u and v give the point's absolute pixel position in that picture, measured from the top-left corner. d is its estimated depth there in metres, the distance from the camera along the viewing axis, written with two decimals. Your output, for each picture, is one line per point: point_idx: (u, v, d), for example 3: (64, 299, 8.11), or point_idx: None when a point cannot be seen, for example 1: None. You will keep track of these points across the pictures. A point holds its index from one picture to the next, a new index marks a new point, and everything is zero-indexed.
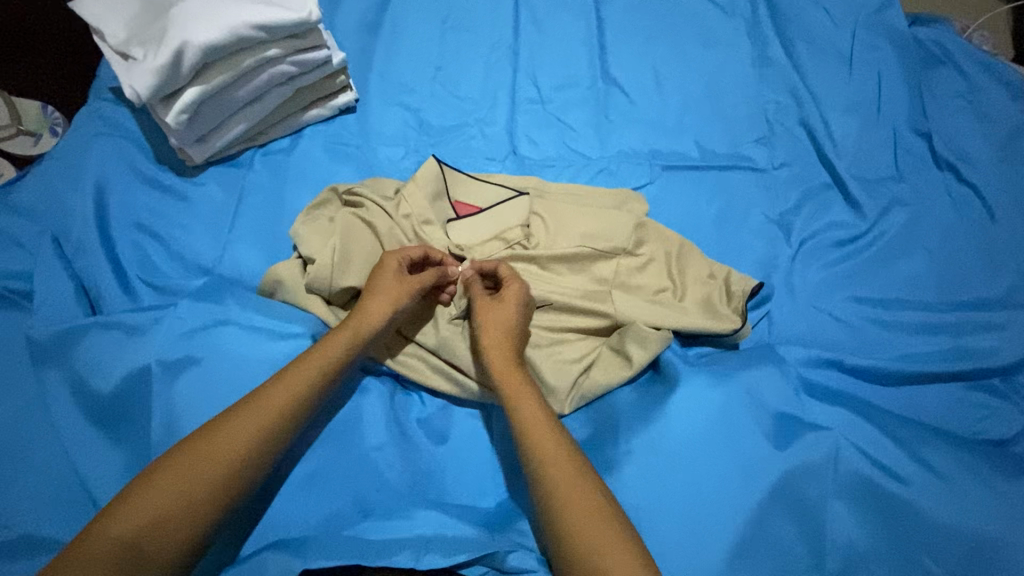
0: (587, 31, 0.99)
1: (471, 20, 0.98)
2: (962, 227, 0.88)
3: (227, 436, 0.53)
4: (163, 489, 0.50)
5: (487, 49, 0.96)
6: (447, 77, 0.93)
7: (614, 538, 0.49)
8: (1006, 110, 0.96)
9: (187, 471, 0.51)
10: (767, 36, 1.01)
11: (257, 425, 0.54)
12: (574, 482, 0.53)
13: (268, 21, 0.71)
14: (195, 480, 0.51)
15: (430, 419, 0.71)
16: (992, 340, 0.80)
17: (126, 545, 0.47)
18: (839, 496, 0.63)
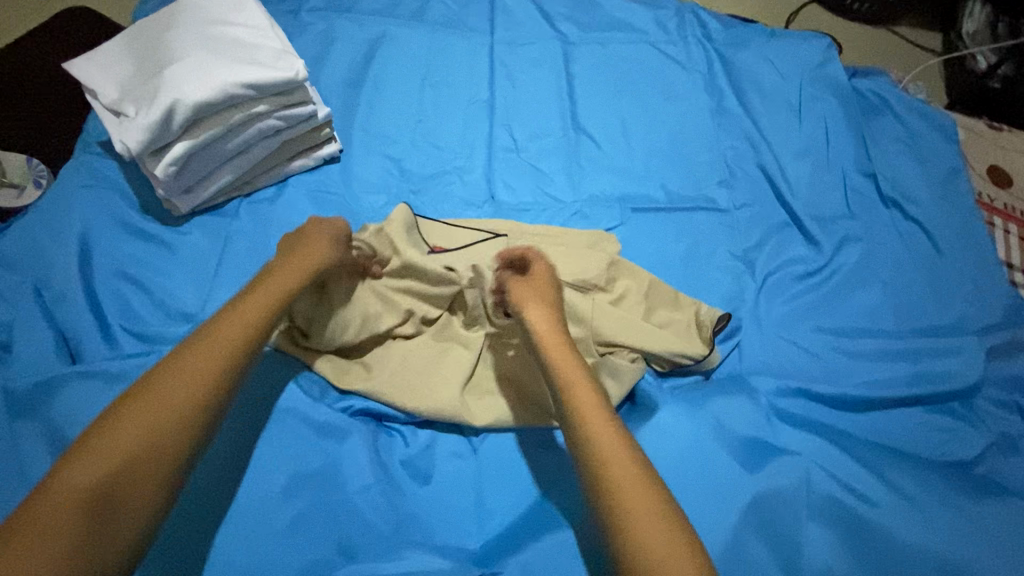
0: (556, 86, 1.06)
1: (449, 77, 1.05)
2: (913, 258, 0.93)
3: (171, 380, 0.53)
4: (118, 435, 0.49)
5: (465, 103, 1.03)
6: (426, 130, 0.99)
7: (677, 547, 0.49)
8: (940, 152, 1.04)
9: (134, 421, 0.50)
10: (722, 89, 1.09)
11: (207, 359, 0.55)
12: (640, 490, 0.52)
13: (256, 80, 0.75)
14: (133, 433, 0.49)
15: (413, 460, 0.72)
16: (949, 365, 0.84)
17: (85, 497, 0.46)
18: (816, 522, 0.65)
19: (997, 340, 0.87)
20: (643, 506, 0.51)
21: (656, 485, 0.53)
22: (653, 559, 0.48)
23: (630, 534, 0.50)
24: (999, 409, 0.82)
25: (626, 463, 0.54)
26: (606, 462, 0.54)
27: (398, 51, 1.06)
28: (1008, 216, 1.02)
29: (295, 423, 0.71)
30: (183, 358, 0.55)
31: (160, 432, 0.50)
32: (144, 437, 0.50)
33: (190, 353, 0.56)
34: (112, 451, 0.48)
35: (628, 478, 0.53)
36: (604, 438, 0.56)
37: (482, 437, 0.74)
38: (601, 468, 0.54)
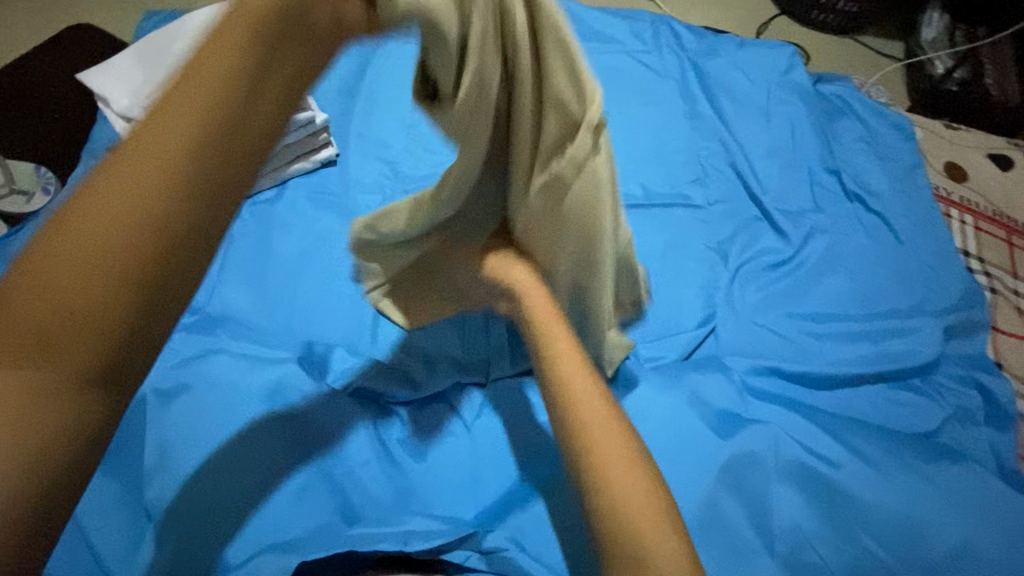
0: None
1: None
2: (875, 247, 1.00)
3: (124, 174, 0.32)
4: (72, 246, 0.31)
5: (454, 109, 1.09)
6: (419, 135, 1.05)
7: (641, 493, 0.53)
8: (899, 150, 1.12)
9: (88, 229, 0.31)
10: (695, 94, 1.16)
11: (176, 149, 0.32)
12: (611, 436, 0.57)
13: None
14: (66, 277, 0.30)
15: (411, 438, 0.76)
16: (909, 344, 0.90)
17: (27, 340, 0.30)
18: (784, 484, 0.70)
19: (954, 320, 0.93)
20: (628, 478, 0.54)
21: (624, 431, 0.58)
22: (621, 503, 0.53)
23: (601, 479, 0.54)
24: (957, 384, 0.88)
25: (600, 413, 0.59)
26: (594, 435, 0.57)
27: (391, 62, 1.12)
28: (964, 207, 1.09)
29: (293, 402, 0.73)
30: (158, 120, 0.33)
31: (92, 293, 0.31)
32: (127, 239, 0.31)
33: (171, 103, 0.33)
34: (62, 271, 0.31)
35: (625, 472, 0.55)
36: (592, 408, 0.59)
37: (475, 418, 0.79)
38: (573, 416, 0.59)
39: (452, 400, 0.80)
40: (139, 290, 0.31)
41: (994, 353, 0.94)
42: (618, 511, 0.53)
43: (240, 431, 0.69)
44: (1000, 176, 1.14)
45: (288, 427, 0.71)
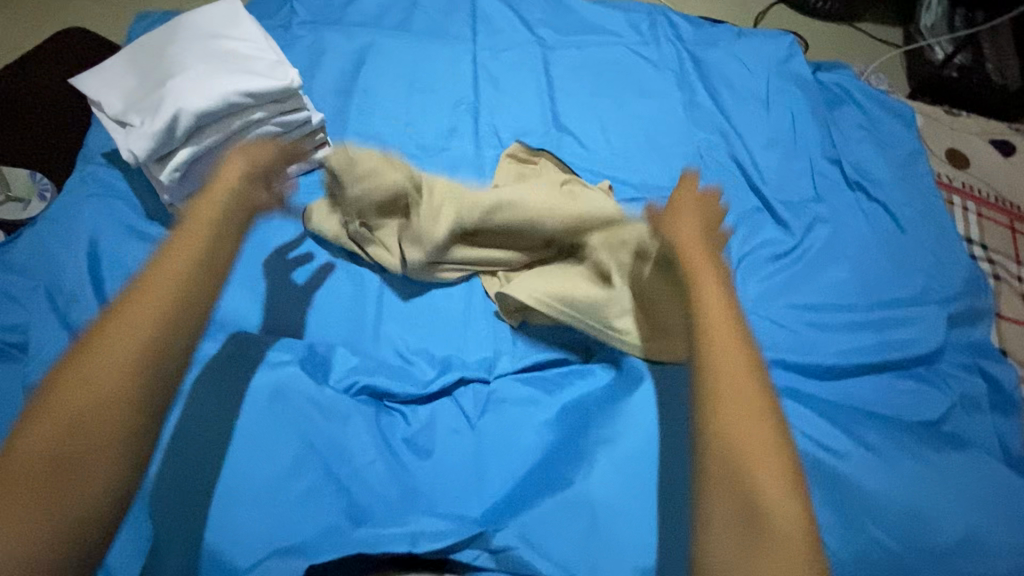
0: (537, 87, 1.12)
1: (436, 82, 1.10)
2: (877, 236, 0.99)
3: (115, 326, 0.48)
4: (74, 385, 0.45)
5: (450, 105, 1.08)
6: (416, 132, 1.04)
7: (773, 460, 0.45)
8: (899, 137, 1.11)
9: (92, 370, 0.45)
10: (694, 85, 1.15)
11: (155, 306, 0.49)
12: (751, 394, 0.48)
13: (253, 89, 0.80)
14: (68, 403, 0.44)
15: (414, 437, 0.76)
16: (913, 333, 0.89)
17: (56, 456, 0.42)
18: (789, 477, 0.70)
19: (958, 308, 0.92)
20: (750, 432, 0.46)
21: (762, 389, 0.49)
22: (745, 465, 0.45)
23: (709, 433, 0.47)
24: (962, 371, 0.87)
25: (735, 364, 0.50)
26: (728, 377, 0.49)
27: (386, 59, 1.11)
28: (966, 194, 1.09)
29: (297, 404, 0.73)
30: (148, 288, 0.50)
31: (90, 417, 0.44)
32: (126, 376, 0.46)
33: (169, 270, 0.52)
34: (70, 403, 0.44)
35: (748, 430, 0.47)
36: (722, 352, 0.50)
37: (480, 415, 0.79)
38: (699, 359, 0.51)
39: (456, 397, 0.80)
40: (147, 364, 0.47)
41: (998, 340, 0.94)
42: (745, 480, 0.45)
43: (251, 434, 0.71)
44: (1001, 162, 1.14)
45: (292, 429, 0.72)
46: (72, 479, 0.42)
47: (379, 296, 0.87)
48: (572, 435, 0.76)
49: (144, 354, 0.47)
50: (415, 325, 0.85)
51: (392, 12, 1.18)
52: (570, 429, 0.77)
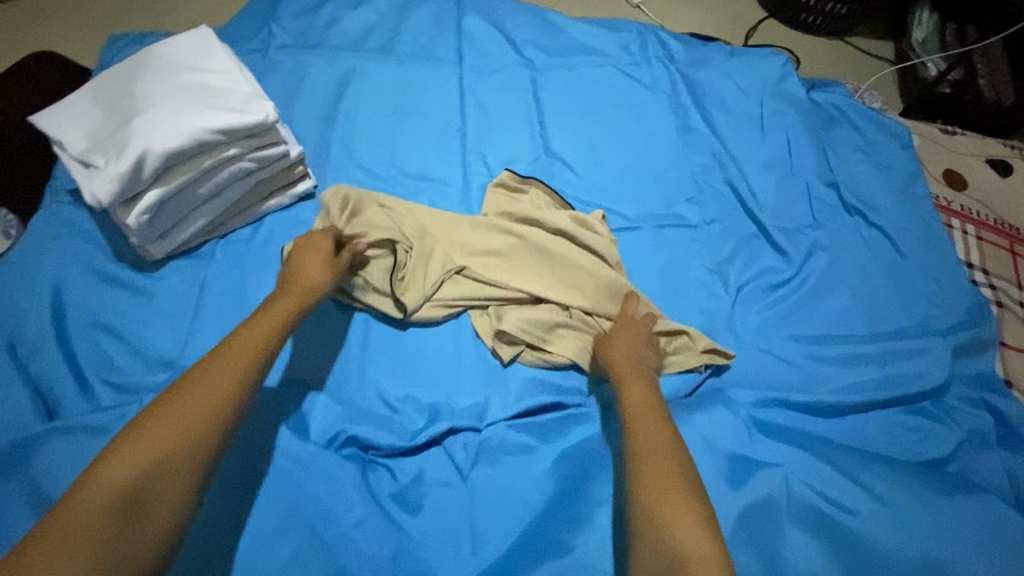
0: (525, 112, 1.08)
1: (420, 106, 1.06)
2: (878, 263, 0.97)
3: (201, 382, 0.56)
4: (159, 432, 0.51)
5: (436, 132, 1.04)
6: (400, 161, 1.00)
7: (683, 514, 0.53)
8: (896, 159, 1.09)
9: (174, 422, 0.52)
10: (687, 107, 1.12)
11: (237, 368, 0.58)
12: (666, 458, 0.59)
13: (225, 125, 0.75)
14: (153, 449, 0.50)
15: (403, 493, 0.72)
16: (918, 366, 0.87)
17: (132, 492, 0.47)
18: (797, 528, 0.67)
19: (962, 339, 0.90)
20: (663, 486, 0.56)
21: (678, 455, 0.60)
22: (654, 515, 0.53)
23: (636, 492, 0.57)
24: (968, 406, 0.85)
25: (660, 435, 0.62)
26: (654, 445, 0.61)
27: (369, 83, 1.07)
28: (965, 217, 1.07)
29: (278, 463, 0.70)
30: (238, 345, 0.61)
31: (173, 462, 0.50)
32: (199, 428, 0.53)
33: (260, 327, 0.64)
34: (151, 450, 0.50)
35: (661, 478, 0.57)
36: (649, 430, 0.63)
37: (471, 466, 0.75)
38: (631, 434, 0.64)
39: (447, 447, 0.76)
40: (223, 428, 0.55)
41: (1002, 370, 0.92)
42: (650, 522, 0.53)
43: (230, 493, 0.67)
44: (999, 183, 1.12)
45: (272, 488, 0.68)
46: (146, 516, 0.48)
47: (364, 341, 0.83)
48: (569, 488, 0.72)
49: (218, 408, 0.54)
50: (403, 369, 0.81)
51: (374, 33, 1.14)
52: (568, 481, 0.73)
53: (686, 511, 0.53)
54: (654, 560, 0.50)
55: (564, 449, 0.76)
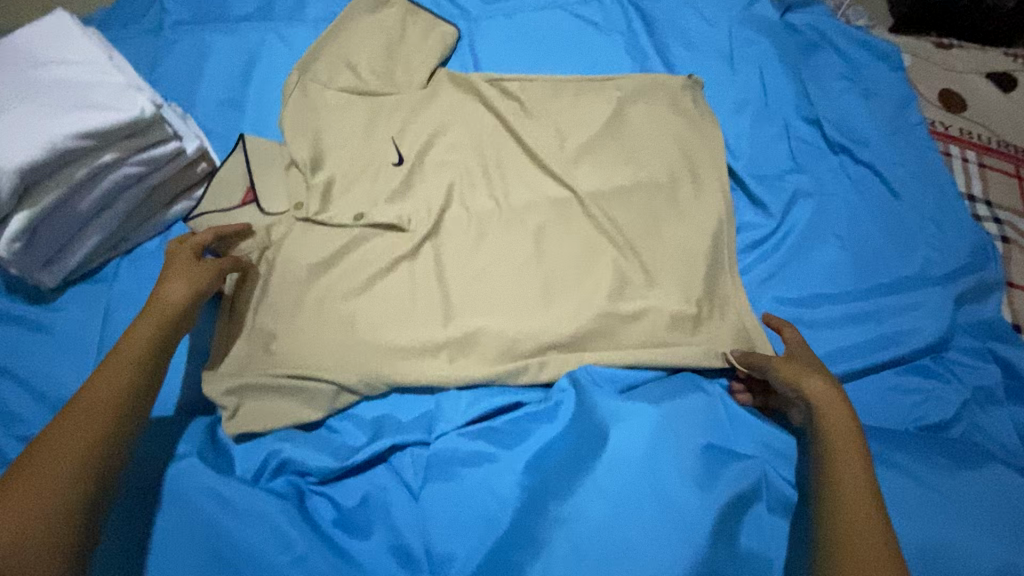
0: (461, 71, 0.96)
1: (339, 61, 0.89)
2: (869, 206, 0.86)
3: (74, 418, 0.54)
4: (69, 430, 0.53)
5: (351, 98, 0.86)
6: (320, 132, 0.84)
7: (870, 515, 0.52)
8: (885, 82, 0.96)
9: (70, 430, 0.53)
10: (646, 47, 0.99)
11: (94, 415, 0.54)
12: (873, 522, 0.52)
13: (93, 128, 0.65)
14: (96, 404, 0.55)
15: (349, 517, 0.66)
16: (913, 321, 0.78)
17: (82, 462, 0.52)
18: (764, 519, 0.63)
19: (962, 286, 0.81)
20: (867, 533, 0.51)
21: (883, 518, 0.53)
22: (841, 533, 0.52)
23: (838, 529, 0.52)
24: (972, 359, 0.77)
25: (857, 468, 0.56)
26: (841, 507, 0.54)
27: (281, 55, 0.94)
28: (965, 142, 0.96)
29: (190, 501, 0.62)
30: (107, 374, 0.57)
31: (64, 473, 0.51)
32: (96, 411, 0.55)
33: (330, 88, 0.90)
34: (78, 436, 0.53)
35: (852, 488, 0.55)
36: (847, 477, 0.56)
37: (423, 483, 0.68)
38: (832, 477, 0.56)
39: (394, 465, 0.70)
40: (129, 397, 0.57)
41: (1010, 314, 0.83)
42: None
43: (144, 538, 0.60)
44: (1001, 100, 1.00)
45: (181, 532, 0.60)
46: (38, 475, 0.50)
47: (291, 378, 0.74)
48: (533, 500, 0.64)
49: (108, 407, 0.55)
50: None
51: None
52: (530, 493, 0.65)
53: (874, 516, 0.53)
54: None
55: (524, 457, 0.68)
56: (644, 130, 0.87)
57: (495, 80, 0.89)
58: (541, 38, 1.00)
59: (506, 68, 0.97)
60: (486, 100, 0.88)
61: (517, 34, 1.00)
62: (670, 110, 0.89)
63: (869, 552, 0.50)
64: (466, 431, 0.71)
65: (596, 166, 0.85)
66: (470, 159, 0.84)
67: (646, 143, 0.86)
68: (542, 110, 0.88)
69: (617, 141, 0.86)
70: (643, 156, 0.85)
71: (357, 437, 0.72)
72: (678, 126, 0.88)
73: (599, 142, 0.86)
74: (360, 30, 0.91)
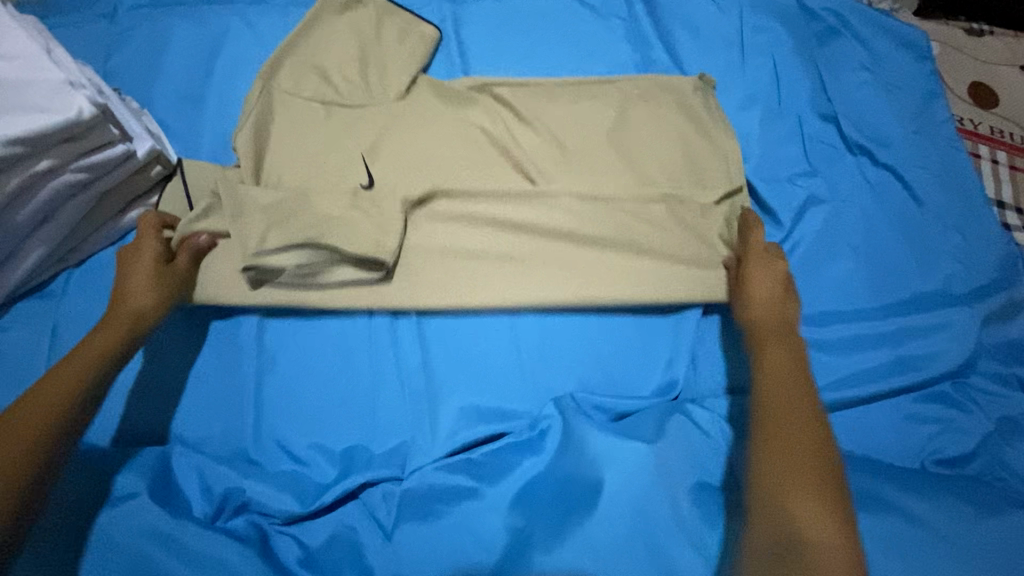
0: (447, 69, 0.88)
1: (310, 62, 0.80)
2: (888, 214, 0.79)
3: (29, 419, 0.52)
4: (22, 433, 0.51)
5: (323, 103, 0.78)
6: (289, 145, 0.75)
7: (808, 447, 0.48)
8: (909, 74, 0.88)
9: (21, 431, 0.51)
10: (646, 33, 0.90)
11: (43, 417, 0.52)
12: (810, 452, 0.48)
13: (23, 134, 0.58)
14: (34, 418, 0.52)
15: (315, 559, 0.61)
16: (935, 345, 0.72)
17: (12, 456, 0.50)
18: None
19: (989, 304, 0.74)
20: (802, 473, 0.47)
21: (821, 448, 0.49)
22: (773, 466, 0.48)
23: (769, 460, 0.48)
24: (998, 386, 0.71)
25: (801, 410, 0.51)
26: (774, 438, 0.50)
27: (247, 44, 0.86)
28: (995, 142, 0.88)
29: (135, 549, 0.57)
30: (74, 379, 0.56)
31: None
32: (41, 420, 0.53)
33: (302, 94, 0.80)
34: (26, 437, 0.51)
35: (794, 426, 0.50)
36: (791, 418, 0.51)
37: (395, 523, 0.62)
38: (770, 416, 0.51)
39: (365, 501, 0.64)
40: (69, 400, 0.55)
41: None
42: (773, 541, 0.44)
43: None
44: None
45: None
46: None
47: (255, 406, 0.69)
48: (514, 546, 0.59)
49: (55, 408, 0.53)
50: (309, 415, 0.68)
51: None
52: (512, 536, 0.60)
53: (812, 456, 0.48)
54: (770, 544, 0.44)
55: (506, 495, 0.63)
56: (643, 127, 0.80)
57: (485, 85, 0.81)
58: (532, 22, 0.91)
59: (493, 58, 0.89)
60: (479, 107, 0.80)
61: (507, 18, 0.91)
62: (671, 106, 0.81)
63: (798, 488, 0.46)
64: (443, 465, 0.65)
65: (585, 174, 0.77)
66: (457, 160, 0.76)
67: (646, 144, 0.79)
68: (533, 105, 0.80)
69: (613, 141, 0.79)
70: (640, 159, 0.78)
71: (325, 470, 0.66)
72: (680, 124, 0.80)
73: (594, 143, 0.79)
74: (333, 26, 0.83)
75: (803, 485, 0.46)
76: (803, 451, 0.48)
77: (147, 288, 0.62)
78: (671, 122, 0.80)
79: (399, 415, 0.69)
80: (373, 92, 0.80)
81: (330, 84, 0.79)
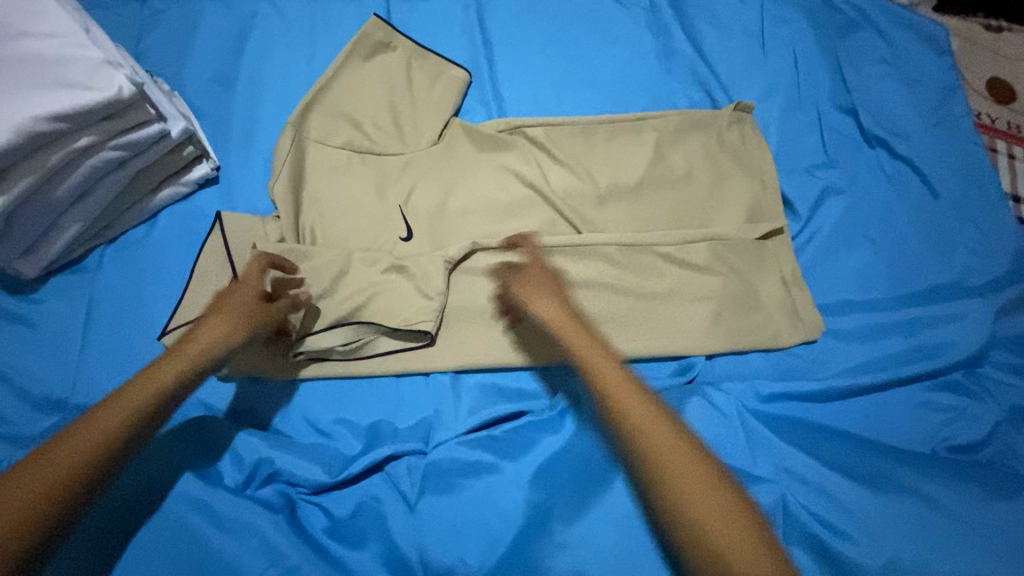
0: (480, 106, 0.87)
1: (340, 109, 0.80)
2: (904, 206, 0.80)
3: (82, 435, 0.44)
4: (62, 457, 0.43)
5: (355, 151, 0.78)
6: (324, 197, 0.75)
7: (706, 489, 0.52)
8: (928, 68, 0.89)
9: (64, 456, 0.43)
10: (668, 23, 0.91)
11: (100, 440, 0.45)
12: (720, 498, 0.52)
13: (67, 111, 0.60)
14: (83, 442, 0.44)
15: (341, 528, 0.63)
16: (949, 334, 0.73)
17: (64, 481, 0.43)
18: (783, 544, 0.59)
19: (1005, 295, 0.75)
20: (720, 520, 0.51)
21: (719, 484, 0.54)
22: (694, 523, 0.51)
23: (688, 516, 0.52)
24: (1011, 376, 0.72)
25: (688, 463, 0.54)
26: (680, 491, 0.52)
27: (275, 29, 0.87)
28: (1011, 137, 0.89)
29: (172, 511, 0.59)
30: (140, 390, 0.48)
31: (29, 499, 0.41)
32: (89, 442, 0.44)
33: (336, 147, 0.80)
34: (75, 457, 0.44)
35: (685, 467, 0.54)
36: (682, 463, 0.54)
37: (419, 495, 0.64)
38: (663, 477, 0.54)
39: (390, 473, 0.66)
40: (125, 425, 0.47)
41: None
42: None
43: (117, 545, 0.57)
44: None
45: (163, 541, 0.57)
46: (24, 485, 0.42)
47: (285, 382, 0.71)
48: (535, 519, 0.61)
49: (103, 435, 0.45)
50: (338, 393, 0.71)
51: None
52: (534, 510, 0.61)
53: (720, 498, 0.52)
54: None
55: (527, 470, 0.64)
56: (663, 122, 0.82)
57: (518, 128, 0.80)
58: (555, 11, 0.92)
59: (516, 46, 0.90)
60: (508, 147, 0.80)
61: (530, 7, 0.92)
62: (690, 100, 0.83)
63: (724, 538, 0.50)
64: (465, 441, 0.67)
65: (604, 166, 0.80)
66: (490, 199, 0.77)
67: (664, 137, 0.81)
68: None
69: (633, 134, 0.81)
70: (659, 150, 0.80)
71: (352, 444, 0.68)
72: (700, 116, 0.82)
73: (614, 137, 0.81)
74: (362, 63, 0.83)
75: (729, 530, 0.51)
76: (710, 495, 0.52)
77: (222, 333, 0.55)
78: (690, 115, 0.82)
79: (424, 393, 0.72)
80: (399, 100, 0.81)
81: (358, 103, 0.81)
